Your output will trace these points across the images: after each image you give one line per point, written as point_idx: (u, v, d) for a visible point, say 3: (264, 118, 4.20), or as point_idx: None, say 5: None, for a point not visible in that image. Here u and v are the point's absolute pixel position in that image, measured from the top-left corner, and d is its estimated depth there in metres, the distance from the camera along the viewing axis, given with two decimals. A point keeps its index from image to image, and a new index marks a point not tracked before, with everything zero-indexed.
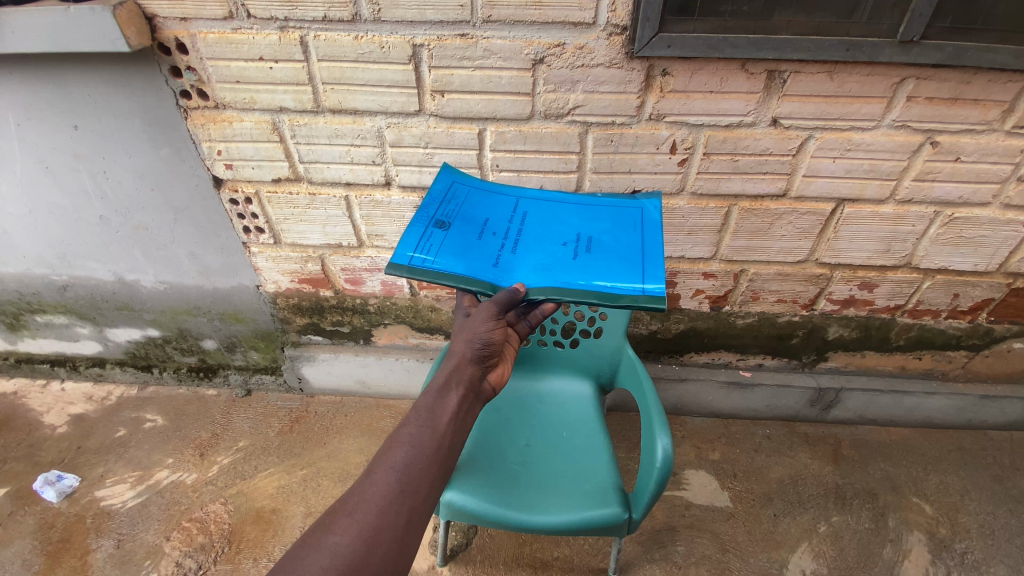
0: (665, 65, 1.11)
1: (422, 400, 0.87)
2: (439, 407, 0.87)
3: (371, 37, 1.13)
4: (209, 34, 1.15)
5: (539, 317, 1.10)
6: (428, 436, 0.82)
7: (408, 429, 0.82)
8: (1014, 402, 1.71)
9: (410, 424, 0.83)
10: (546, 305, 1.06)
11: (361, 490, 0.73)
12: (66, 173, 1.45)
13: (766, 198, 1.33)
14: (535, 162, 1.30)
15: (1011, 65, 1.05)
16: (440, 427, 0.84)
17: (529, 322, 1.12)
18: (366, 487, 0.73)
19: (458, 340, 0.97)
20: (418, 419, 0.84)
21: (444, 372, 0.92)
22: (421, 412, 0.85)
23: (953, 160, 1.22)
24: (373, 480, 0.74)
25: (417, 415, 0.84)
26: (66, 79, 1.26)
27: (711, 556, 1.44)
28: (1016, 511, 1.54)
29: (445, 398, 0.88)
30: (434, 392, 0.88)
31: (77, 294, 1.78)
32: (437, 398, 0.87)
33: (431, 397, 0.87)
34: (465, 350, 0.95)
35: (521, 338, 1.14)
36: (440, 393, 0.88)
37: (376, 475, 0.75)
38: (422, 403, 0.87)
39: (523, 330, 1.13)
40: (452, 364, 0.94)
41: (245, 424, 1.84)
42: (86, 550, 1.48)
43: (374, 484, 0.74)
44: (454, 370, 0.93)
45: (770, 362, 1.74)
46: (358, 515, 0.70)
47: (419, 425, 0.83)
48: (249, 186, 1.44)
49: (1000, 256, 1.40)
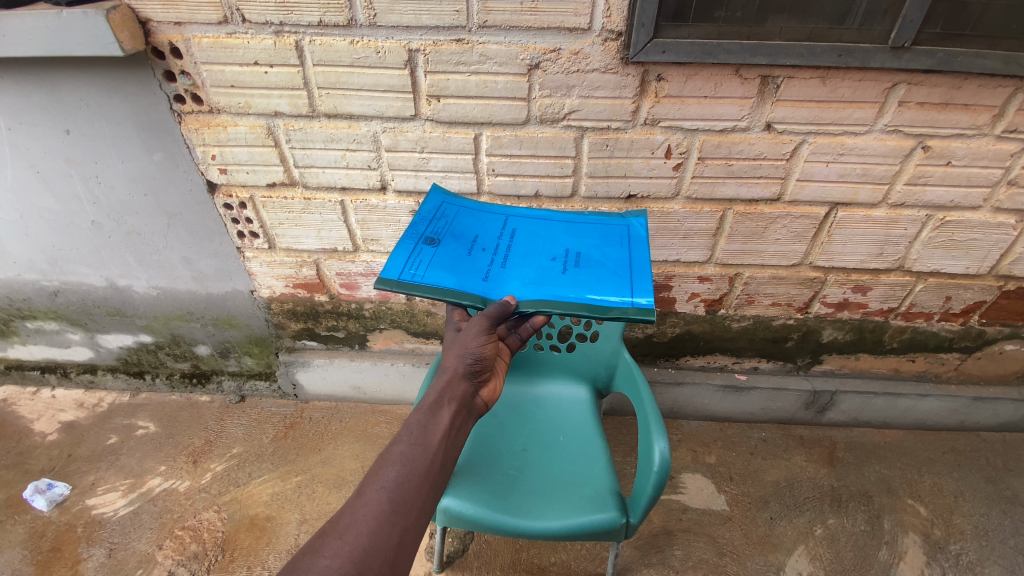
0: (660, 70, 1.12)
1: (413, 417, 0.87)
2: (431, 424, 0.86)
3: (367, 42, 1.12)
4: (204, 38, 1.15)
5: (528, 330, 1.09)
6: (421, 455, 0.82)
7: (399, 447, 0.82)
8: (1006, 404, 1.73)
9: (401, 442, 0.83)
10: (534, 318, 1.04)
11: (353, 510, 0.72)
12: (58, 178, 1.44)
13: (761, 202, 1.34)
14: (531, 167, 1.30)
15: (1000, 70, 1.06)
16: (433, 444, 0.84)
17: (519, 336, 1.12)
18: (358, 507, 0.72)
19: (450, 354, 0.97)
20: (410, 437, 0.83)
21: (436, 388, 0.92)
22: (413, 429, 0.85)
23: (944, 164, 1.24)
24: (365, 500, 0.74)
25: (408, 431, 0.85)
26: (59, 84, 1.25)
27: (708, 561, 1.44)
28: (1009, 511, 1.55)
29: (438, 414, 0.88)
30: (426, 408, 0.89)
31: (68, 300, 1.76)
32: (429, 416, 0.87)
33: (423, 414, 0.88)
34: (457, 364, 0.95)
35: (511, 351, 1.15)
36: (432, 409, 0.89)
37: (368, 494, 0.74)
38: (414, 420, 0.87)
39: (514, 343, 1.15)
40: (444, 379, 0.94)
41: (239, 430, 1.83)
42: (77, 559, 1.46)
43: (365, 504, 0.73)
44: (446, 386, 0.93)
45: (765, 365, 1.74)
46: (351, 536, 0.69)
47: (412, 444, 0.82)
48: (243, 191, 1.43)
49: (991, 259, 1.42)
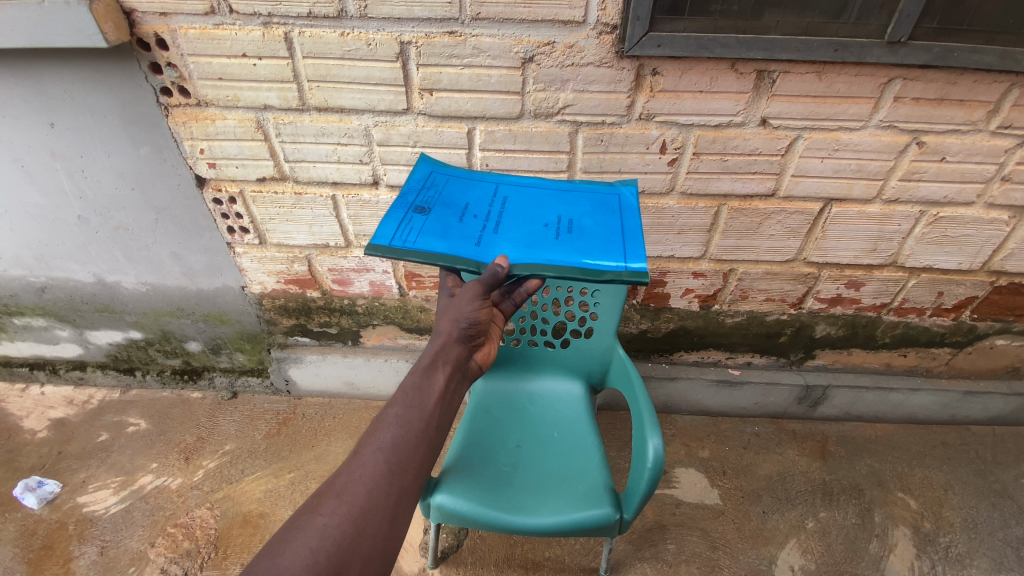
0: (654, 65, 1.11)
1: (408, 378, 0.86)
2: (426, 386, 0.85)
3: (357, 34, 1.10)
4: (190, 29, 1.12)
5: (522, 295, 1.10)
6: (417, 417, 0.81)
7: (394, 410, 0.81)
8: (997, 398, 1.74)
9: (396, 405, 0.82)
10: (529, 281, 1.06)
11: (349, 472, 0.72)
12: (42, 173, 1.41)
13: (755, 198, 1.33)
14: (525, 162, 1.29)
15: (996, 65, 1.06)
16: (429, 406, 0.83)
17: (513, 301, 1.12)
18: (355, 469, 0.72)
19: (444, 316, 0.96)
20: (404, 400, 0.82)
21: (431, 351, 0.91)
22: (408, 391, 0.84)
23: (939, 160, 1.24)
24: (361, 462, 0.73)
25: (403, 393, 0.83)
26: (42, 76, 1.22)
27: (701, 554, 1.45)
28: (998, 504, 1.57)
29: (433, 376, 0.87)
30: (419, 370, 0.87)
31: (56, 296, 1.73)
32: (424, 377, 0.86)
33: (417, 375, 0.86)
34: (452, 327, 0.94)
35: (505, 317, 1.14)
36: (427, 371, 0.87)
37: (365, 456, 0.74)
38: (409, 381, 0.86)
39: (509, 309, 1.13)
40: (437, 341, 0.93)
41: (231, 427, 1.82)
42: (69, 556, 1.45)
43: (361, 466, 0.72)
44: (440, 349, 0.92)
45: (758, 360, 1.75)
46: (347, 497, 0.69)
47: (407, 407, 0.81)
48: (233, 186, 1.41)
49: (984, 255, 1.43)
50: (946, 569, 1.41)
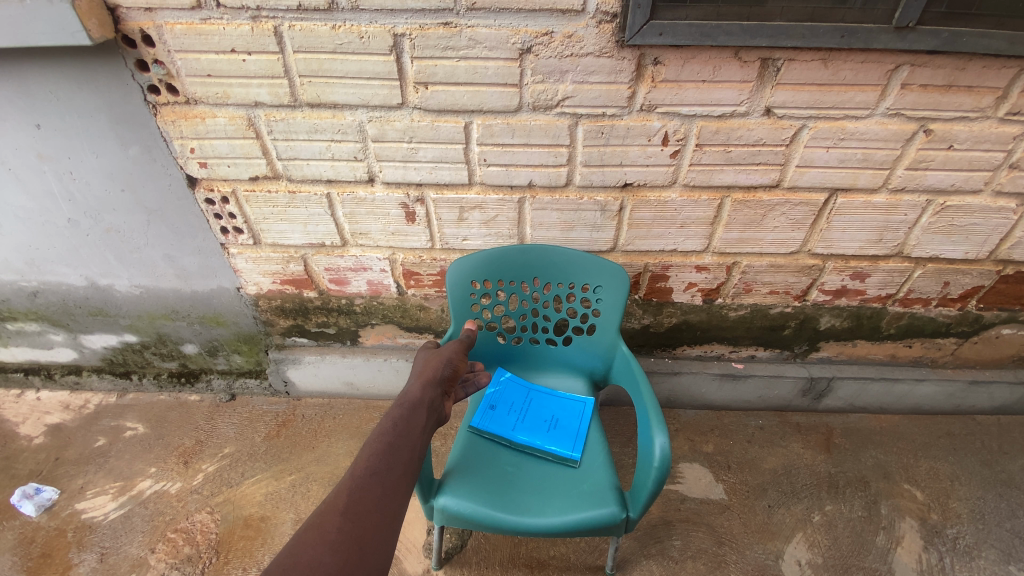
0: (656, 54, 1.08)
1: (372, 440, 0.92)
2: (395, 431, 0.95)
3: (349, 27, 1.07)
4: (176, 25, 1.09)
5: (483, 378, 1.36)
6: (380, 481, 0.85)
7: (358, 473, 0.84)
8: (1002, 387, 1.73)
9: (366, 453, 0.89)
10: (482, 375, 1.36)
11: (312, 538, 0.71)
12: (30, 175, 1.37)
13: (760, 189, 1.31)
14: (524, 156, 1.25)
15: (1006, 50, 1.03)
16: (397, 449, 0.91)
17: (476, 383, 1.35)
18: (319, 535, 0.72)
19: (416, 381, 1.11)
20: (374, 448, 0.90)
21: (397, 412, 1.00)
22: (372, 454, 0.89)
23: (946, 148, 1.21)
24: (324, 527, 0.73)
25: (368, 455, 0.88)
26: (25, 76, 1.18)
27: (707, 550, 1.43)
28: (1005, 494, 1.56)
29: (399, 438, 0.94)
30: (387, 431, 0.94)
31: (48, 300, 1.70)
32: (395, 423, 0.97)
33: (383, 436, 0.93)
34: (421, 390, 1.08)
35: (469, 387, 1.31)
36: (394, 432, 0.94)
37: (327, 521, 0.74)
38: (374, 442, 0.91)
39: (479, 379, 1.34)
40: (410, 400, 1.04)
41: (230, 430, 1.79)
42: (68, 565, 1.42)
43: (325, 532, 0.72)
44: (409, 410, 1.01)
45: (763, 353, 1.73)
46: (311, 562, 0.67)
47: (371, 470, 0.85)
48: (225, 185, 1.38)
49: (991, 243, 1.40)
50: (954, 561, 1.40)
